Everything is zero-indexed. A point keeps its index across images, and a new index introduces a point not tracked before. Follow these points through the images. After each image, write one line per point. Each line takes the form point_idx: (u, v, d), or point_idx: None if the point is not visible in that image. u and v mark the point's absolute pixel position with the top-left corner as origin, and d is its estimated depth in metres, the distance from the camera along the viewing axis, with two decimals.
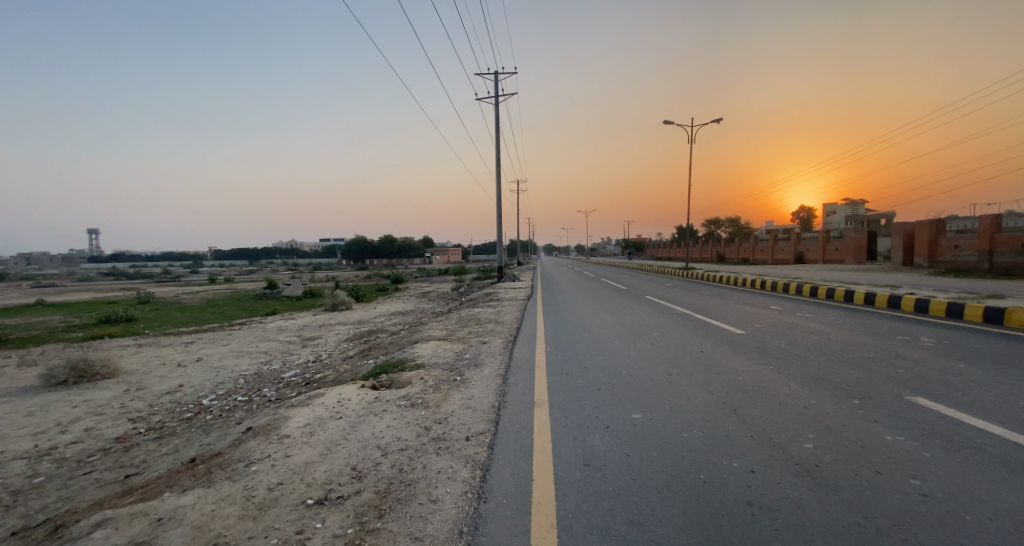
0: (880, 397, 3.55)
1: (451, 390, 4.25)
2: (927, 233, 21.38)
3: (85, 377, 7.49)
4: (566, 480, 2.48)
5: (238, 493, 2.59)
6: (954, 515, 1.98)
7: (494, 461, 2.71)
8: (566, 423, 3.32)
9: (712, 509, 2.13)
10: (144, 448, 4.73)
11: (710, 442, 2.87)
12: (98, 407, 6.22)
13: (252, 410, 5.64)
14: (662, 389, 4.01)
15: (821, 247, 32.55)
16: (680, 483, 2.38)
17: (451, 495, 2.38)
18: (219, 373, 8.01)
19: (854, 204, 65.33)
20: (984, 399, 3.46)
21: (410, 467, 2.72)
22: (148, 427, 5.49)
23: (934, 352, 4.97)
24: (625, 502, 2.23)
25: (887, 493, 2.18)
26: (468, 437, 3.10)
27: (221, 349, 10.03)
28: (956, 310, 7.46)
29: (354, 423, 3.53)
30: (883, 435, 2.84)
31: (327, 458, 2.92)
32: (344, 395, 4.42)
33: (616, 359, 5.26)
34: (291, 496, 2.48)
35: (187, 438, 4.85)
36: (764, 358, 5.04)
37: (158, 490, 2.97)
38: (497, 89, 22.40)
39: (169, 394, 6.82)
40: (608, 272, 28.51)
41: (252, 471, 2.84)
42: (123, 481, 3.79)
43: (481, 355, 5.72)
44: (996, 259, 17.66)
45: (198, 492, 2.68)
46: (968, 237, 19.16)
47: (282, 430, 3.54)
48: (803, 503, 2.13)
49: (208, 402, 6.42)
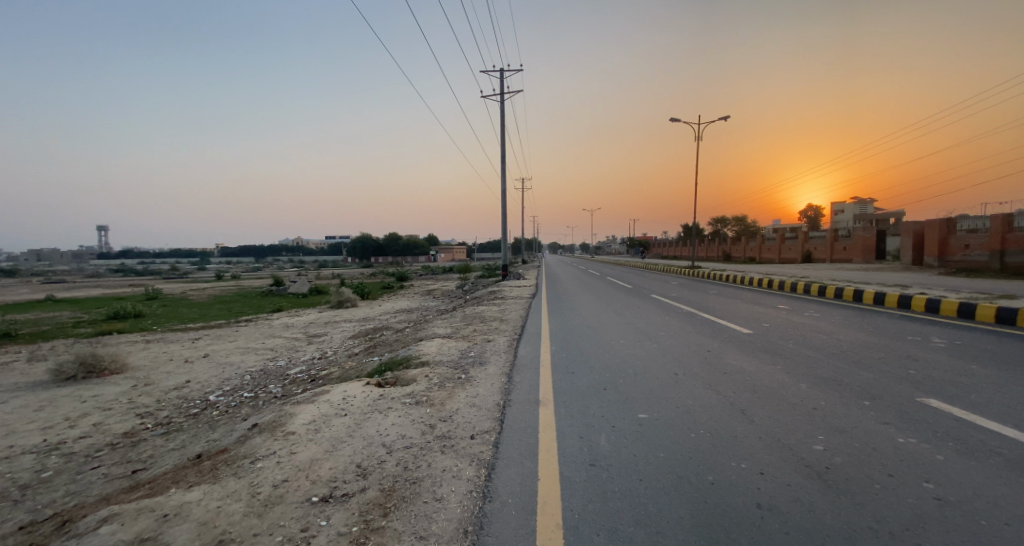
0: (891, 399, 3.50)
1: (456, 387, 4.24)
2: (937, 232, 21.12)
3: (94, 372, 7.56)
4: (572, 480, 2.46)
5: (243, 489, 2.59)
6: (968, 519, 1.94)
7: (500, 460, 2.70)
8: (572, 422, 3.30)
9: (720, 512, 2.09)
10: (151, 443, 4.77)
11: (718, 443, 2.83)
12: (106, 402, 6.28)
13: (258, 406, 5.67)
14: (668, 389, 3.99)
15: (828, 247, 32.27)
16: (687, 484, 2.35)
17: (456, 494, 2.36)
18: (226, 369, 8.06)
19: (862, 203, 64.66)
20: (999, 401, 3.40)
21: (415, 465, 2.71)
22: (155, 423, 5.53)
23: (946, 353, 4.90)
24: (632, 503, 2.21)
25: (899, 496, 2.14)
26: (473, 436, 3.08)
27: (227, 345, 10.10)
28: (967, 310, 7.36)
29: (358, 421, 3.53)
30: (894, 437, 2.79)
31: (332, 456, 2.91)
32: (348, 392, 4.41)
33: (622, 358, 5.23)
34: (295, 494, 2.48)
35: (193, 433, 4.88)
36: (771, 358, 4.99)
37: (164, 486, 2.98)
38: (503, 86, 22.30)
39: (176, 390, 6.87)
40: (614, 272, 26.45)
41: (257, 468, 2.84)
42: (129, 476, 3.82)
43: (485, 353, 5.70)
44: (1008, 259, 17.40)
45: (205, 488, 2.69)
46: (979, 236, 18.91)
47: (287, 427, 3.54)
48: (813, 506, 2.10)
49: (214, 398, 6.46)
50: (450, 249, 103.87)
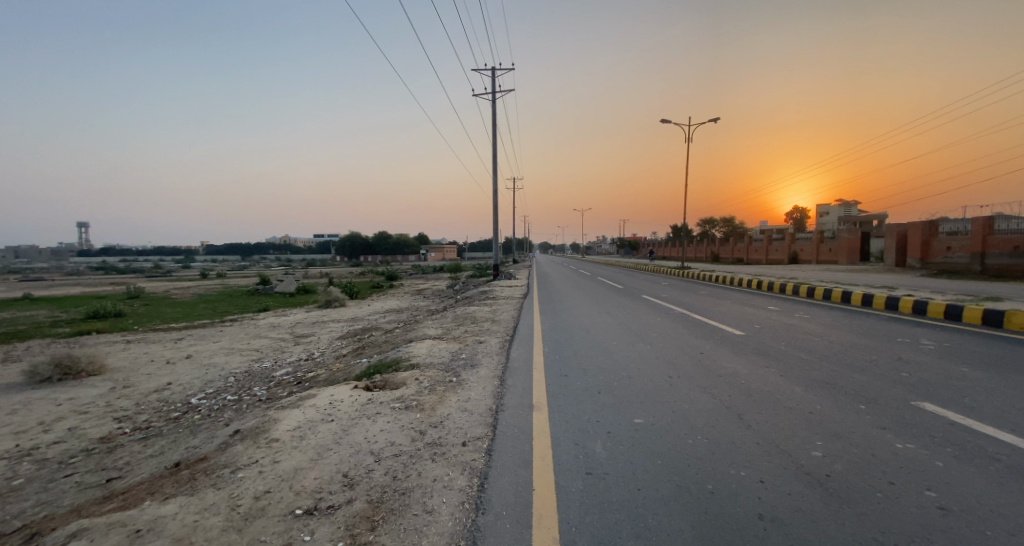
0: (887, 403, 3.48)
1: (447, 391, 4.13)
2: (920, 233, 21.50)
3: (70, 375, 7.28)
4: (567, 490, 2.37)
5: (223, 502, 2.46)
6: (975, 530, 1.89)
7: (493, 469, 2.61)
8: (567, 428, 3.21)
9: (723, 524, 2.03)
10: (129, 449, 4.58)
11: (715, 449, 2.78)
12: (82, 405, 6.04)
13: (241, 410, 5.49)
14: (664, 392, 3.93)
15: (815, 248, 32.76)
16: (688, 493, 2.28)
17: (447, 505, 2.26)
18: (209, 371, 7.81)
19: (846, 205, 65.78)
20: (993, 404, 3.40)
21: (405, 474, 2.60)
22: (133, 427, 5.32)
23: (935, 355, 4.94)
24: (630, 514, 2.13)
25: (902, 505, 2.09)
26: (465, 442, 2.99)
27: (211, 346, 9.83)
28: (954, 312, 7.45)
29: (345, 427, 3.40)
30: (892, 443, 2.76)
31: (317, 464, 2.79)
32: (336, 396, 4.26)
33: (616, 359, 5.19)
34: (278, 506, 2.36)
35: (174, 439, 4.71)
36: (765, 360, 4.97)
37: (138, 497, 2.83)
38: (494, 85, 22.05)
39: (157, 392, 6.64)
40: (606, 272, 26.47)
41: (238, 478, 2.70)
42: (105, 485, 3.65)
43: (477, 355, 5.60)
44: (988, 261, 17.80)
45: (181, 500, 2.55)
46: (960, 239, 19.27)
47: (271, 434, 3.39)
48: (817, 517, 2.04)
49: (196, 401, 6.26)
50: (441, 247, 103.39)
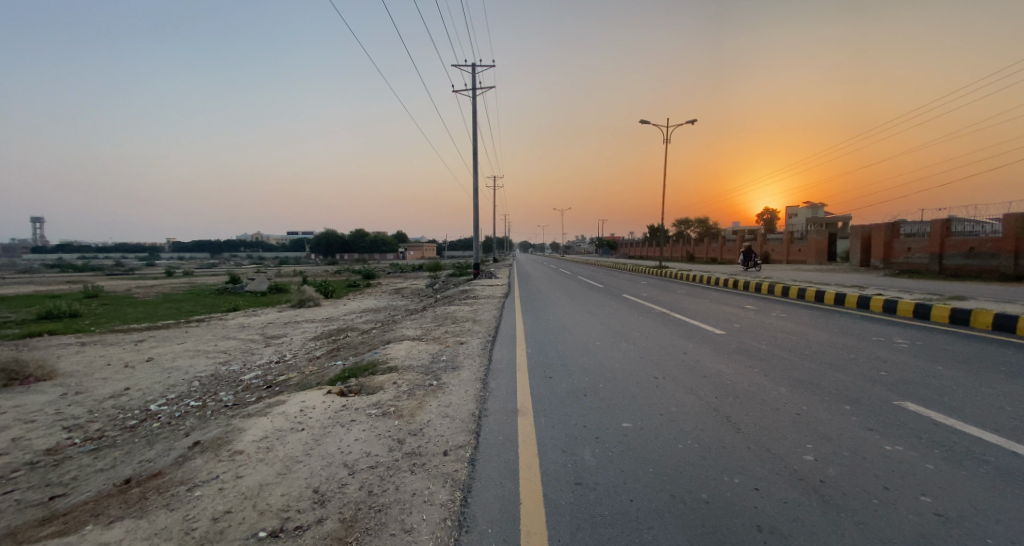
0: (870, 402, 3.49)
1: (427, 396, 3.94)
2: (882, 235, 22.33)
3: (16, 379, 6.71)
4: (558, 503, 2.23)
5: (176, 526, 2.21)
6: (974, 536, 1.84)
7: (477, 481, 2.45)
8: (553, 433, 3.10)
9: (718, 537, 1.92)
10: (77, 462, 4.21)
11: (707, 455, 2.70)
12: (29, 412, 5.57)
13: (205, 418, 5.15)
14: (650, 395, 3.84)
15: (786, 248, 33.76)
16: (682, 505, 2.17)
17: (427, 523, 2.08)
18: (170, 375, 7.33)
19: (813, 207, 68.06)
20: (973, 403, 3.44)
21: (381, 489, 2.40)
22: (84, 437, 4.91)
23: (909, 353, 5.05)
24: (623, 529, 2.01)
25: (899, 512, 2.04)
26: (446, 452, 2.82)
27: (175, 348, 9.28)
28: (923, 311, 7.69)
29: (317, 436, 3.17)
30: (881, 445, 2.74)
31: (285, 480, 2.56)
32: (307, 403, 3.99)
33: (600, 361, 5.11)
34: (239, 528, 2.13)
35: (129, 450, 4.35)
36: (747, 360, 4.97)
37: (79, 521, 2.53)
38: (474, 82, 21.99)
39: (112, 398, 6.20)
40: (586, 273, 26.00)
41: (196, 497, 2.46)
42: (46, 504, 3.32)
43: (458, 356, 5.44)
44: (946, 262, 18.63)
45: (127, 525, 2.28)
46: (920, 240, 20.14)
47: (234, 446, 3.12)
48: (816, 527, 1.96)
49: (156, 408, 5.85)
50: (419, 247, 102.40)
